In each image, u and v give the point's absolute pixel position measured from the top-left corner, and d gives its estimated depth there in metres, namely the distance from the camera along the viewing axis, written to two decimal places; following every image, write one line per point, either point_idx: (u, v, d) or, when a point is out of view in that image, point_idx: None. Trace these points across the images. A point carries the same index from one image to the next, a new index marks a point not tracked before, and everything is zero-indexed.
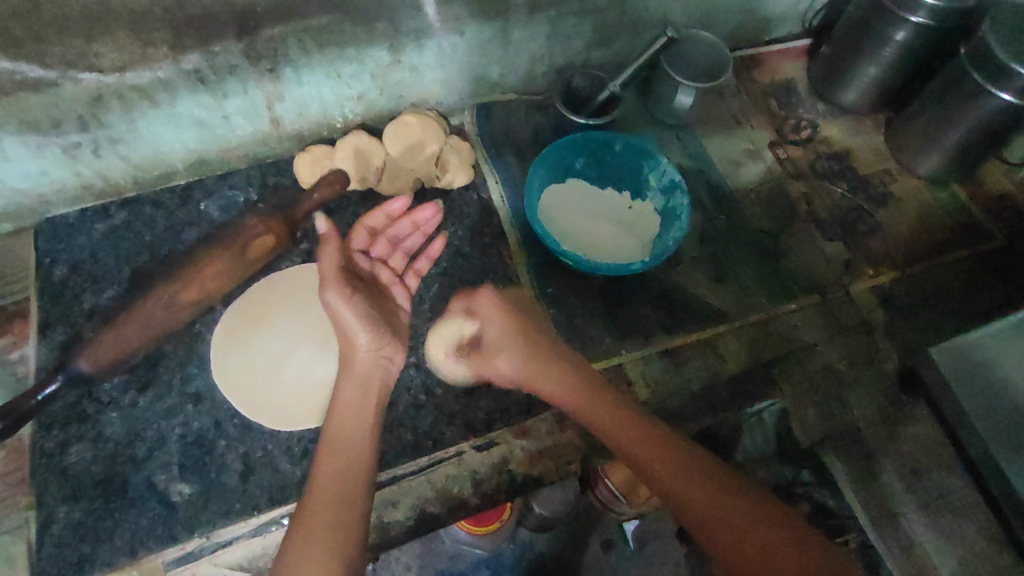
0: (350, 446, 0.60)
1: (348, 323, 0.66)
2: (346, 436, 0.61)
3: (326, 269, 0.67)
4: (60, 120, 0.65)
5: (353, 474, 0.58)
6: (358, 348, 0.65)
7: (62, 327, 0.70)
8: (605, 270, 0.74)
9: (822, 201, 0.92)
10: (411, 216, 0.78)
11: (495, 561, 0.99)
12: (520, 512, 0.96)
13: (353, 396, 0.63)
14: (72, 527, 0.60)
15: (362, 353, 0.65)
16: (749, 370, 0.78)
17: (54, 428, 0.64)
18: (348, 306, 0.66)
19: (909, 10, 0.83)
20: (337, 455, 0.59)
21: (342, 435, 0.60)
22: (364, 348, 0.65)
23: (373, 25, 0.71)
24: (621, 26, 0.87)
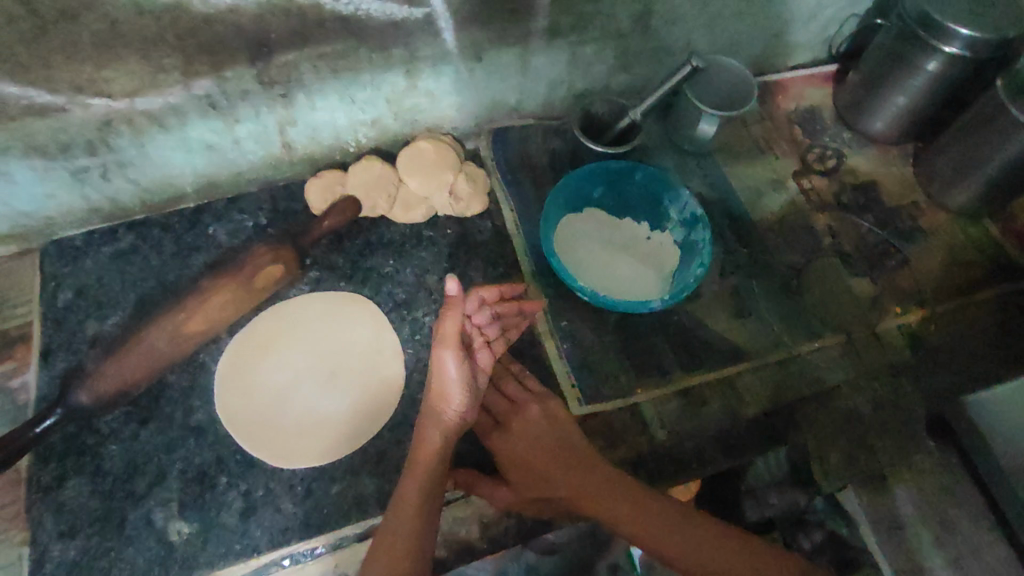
0: (423, 506, 0.58)
1: (454, 387, 0.60)
2: (419, 493, 0.59)
3: (447, 335, 0.59)
4: (69, 144, 0.65)
5: (421, 538, 0.57)
6: (453, 409, 0.60)
7: (64, 354, 0.68)
8: (621, 307, 0.72)
9: (847, 234, 0.89)
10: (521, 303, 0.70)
11: None
12: None
13: (434, 449, 0.60)
14: (67, 565, 0.59)
15: (450, 416, 0.60)
16: (767, 412, 0.75)
17: (53, 460, 0.63)
18: (457, 372, 0.60)
19: (942, 40, 0.80)
20: (409, 514, 0.58)
21: (416, 492, 0.59)
22: (458, 410, 0.61)
23: (390, 51, 0.69)
24: (642, 52, 0.84)
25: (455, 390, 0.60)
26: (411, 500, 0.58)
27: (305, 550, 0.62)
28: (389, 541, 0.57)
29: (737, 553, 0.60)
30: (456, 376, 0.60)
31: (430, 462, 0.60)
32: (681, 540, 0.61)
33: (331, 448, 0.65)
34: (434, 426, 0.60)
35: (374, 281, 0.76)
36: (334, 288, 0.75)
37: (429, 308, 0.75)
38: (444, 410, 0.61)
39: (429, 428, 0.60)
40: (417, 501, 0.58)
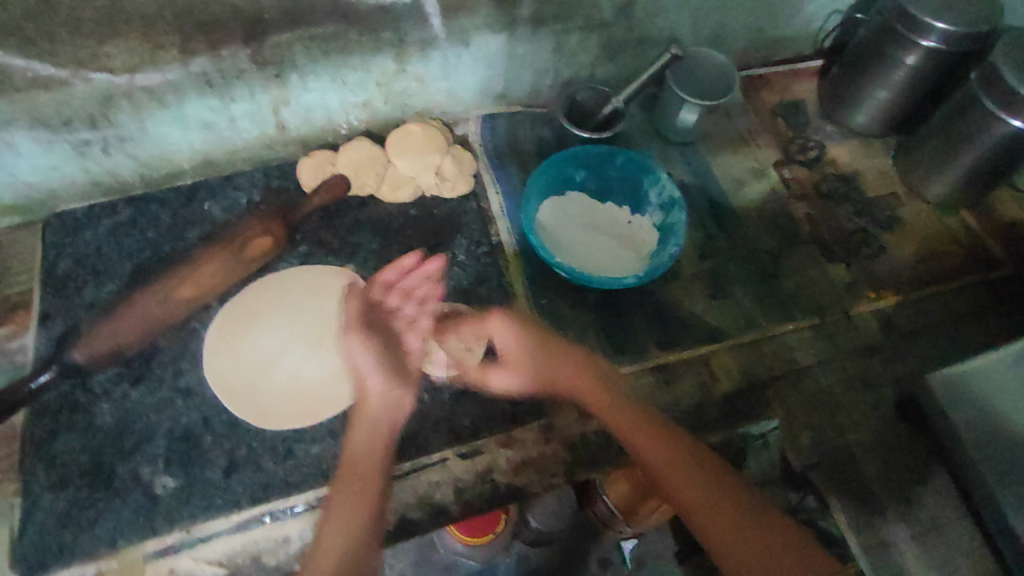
0: (364, 474, 0.63)
1: (365, 366, 0.68)
2: (360, 467, 0.63)
3: (348, 315, 0.71)
4: (71, 118, 0.68)
5: (361, 502, 0.62)
6: (372, 392, 0.67)
7: (62, 318, 0.72)
8: (597, 283, 0.74)
9: (826, 222, 0.91)
10: (421, 268, 0.74)
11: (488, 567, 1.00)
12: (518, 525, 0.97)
13: (370, 419, 0.66)
14: (57, 515, 0.61)
15: (373, 393, 0.67)
16: (741, 390, 0.78)
17: (47, 416, 0.66)
18: (364, 353, 0.69)
19: (920, 33, 0.83)
20: (352, 481, 0.62)
21: (358, 465, 0.63)
22: (377, 391, 0.67)
23: (379, 35, 0.72)
24: (627, 42, 0.87)
25: (366, 357, 0.69)
26: (353, 471, 0.63)
27: (284, 508, 0.64)
28: (339, 504, 0.62)
29: (711, 484, 0.63)
30: (359, 342, 0.70)
31: (368, 434, 0.65)
32: (684, 469, 0.63)
33: (315, 411, 0.68)
34: (368, 397, 0.67)
35: (361, 257, 0.79)
36: (322, 262, 0.77)
37: None
38: (366, 373, 0.68)
39: (364, 404, 0.67)
40: (360, 471, 0.63)
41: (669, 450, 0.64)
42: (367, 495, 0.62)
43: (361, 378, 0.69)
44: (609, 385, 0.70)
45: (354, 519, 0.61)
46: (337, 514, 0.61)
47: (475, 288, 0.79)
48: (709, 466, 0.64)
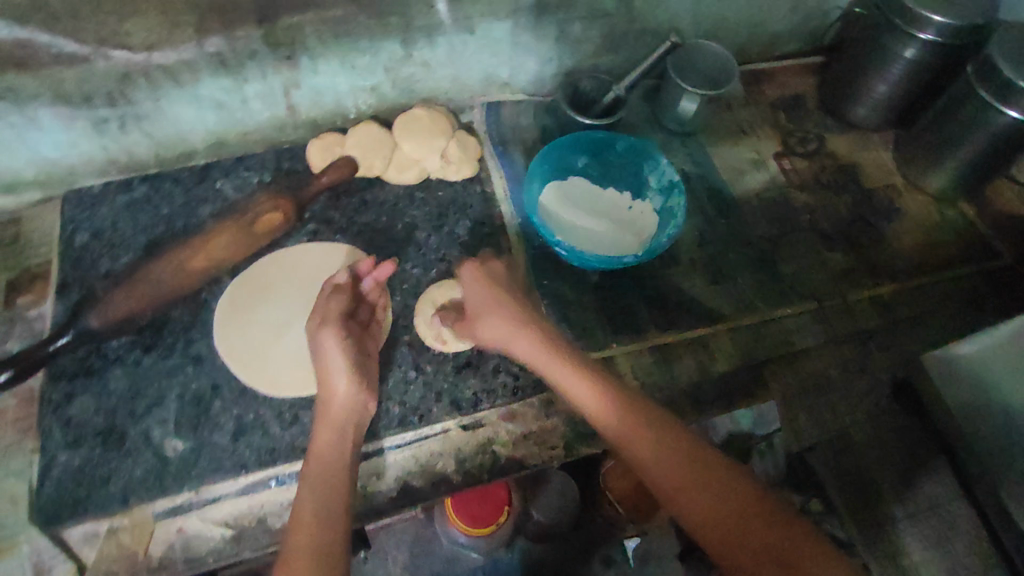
0: (336, 450, 0.60)
1: (337, 365, 0.64)
2: (333, 440, 0.60)
3: (330, 305, 0.67)
4: (91, 94, 0.71)
5: (335, 476, 0.57)
6: (339, 397, 0.63)
7: (78, 288, 0.74)
8: (597, 262, 0.76)
9: (825, 211, 0.92)
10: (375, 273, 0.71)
11: (491, 566, 1.01)
12: (519, 520, 0.97)
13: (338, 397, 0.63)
14: (71, 472, 0.64)
15: (340, 396, 0.63)
16: (738, 371, 0.79)
17: (63, 379, 0.68)
18: (338, 350, 0.65)
19: (917, 26, 0.84)
20: (325, 455, 0.59)
21: (328, 440, 0.60)
22: (344, 396, 0.63)
23: (387, 19, 0.75)
24: (628, 33, 0.89)
25: (336, 350, 0.65)
26: (324, 447, 0.60)
27: (288, 473, 0.66)
28: (312, 477, 0.57)
29: (693, 459, 0.57)
30: (336, 337, 0.65)
31: (338, 415, 0.62)
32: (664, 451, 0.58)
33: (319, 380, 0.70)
34: (336, 377, 0.64)
35: (368, 235, 0.81)
36: (329, 240, 0.79)
37: (418, 261, 0.80)
38: (338, 363, 0.64)
39: (329, 383, 0.64)
40: (332, 445, 0.60)
41: (642, 425, 0.60)
42: (341, 470, 0.58)
43: (326, 366, 0.64)
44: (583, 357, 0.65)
45: (330, 491, 0.56)
46: (310, 488, 0.56)
47: None
48: (689, 442, 0.59)
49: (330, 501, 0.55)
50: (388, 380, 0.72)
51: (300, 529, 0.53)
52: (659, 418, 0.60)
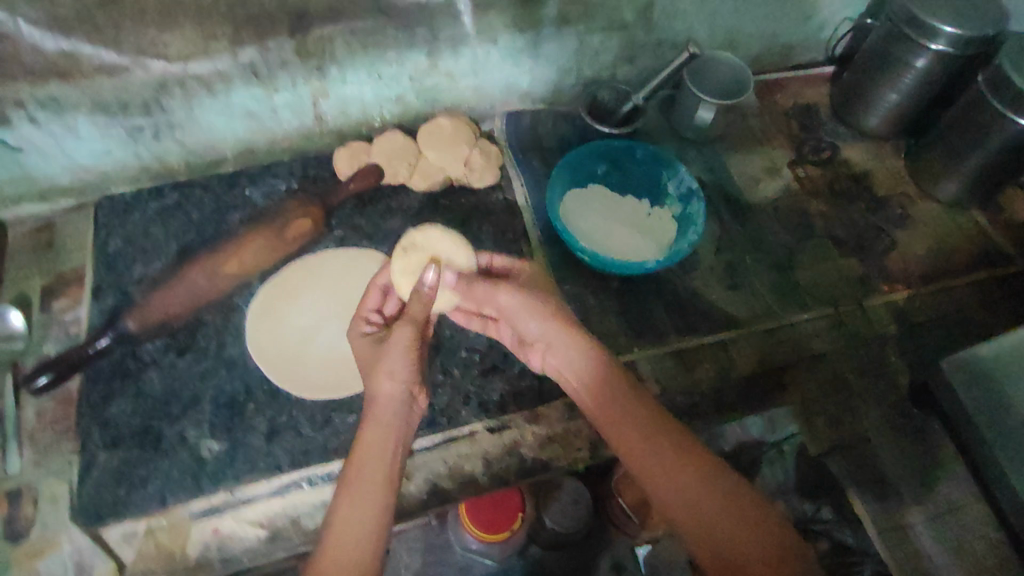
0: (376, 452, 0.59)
1: (398, 364, 0.63)
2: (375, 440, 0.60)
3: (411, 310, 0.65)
4: (128, 103, 0.73)
5: (375, 481, 0.57)
6: (388, 397, 0.62)
7: (113, 293, 0.76)
8: (620, 267, 0.77)
9: (840, 218, 0.94)
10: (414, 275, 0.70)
11: None
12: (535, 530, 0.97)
13: (390, 393, 0.62)
14: (110, 472, 0.65)
15: (389, 397, 0.62)
16: (757, 375, 0.80)
17: (100, 381, 0.70)
18: (399, 353, 0.63)
19: (929, 37, 0.86)
20: (367, 454, 0.59)
21: (372, 438, 0.60)
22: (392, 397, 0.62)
23: (414, 31, 0.77)
24: (646, 44, 0.91)
25: (400, 349, 0.63)
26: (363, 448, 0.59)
27: (320, 475, 0.67)
28: (351, 480, 0.57)
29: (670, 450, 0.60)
30: (407, 339, 0.63)
31: (385, 413, 0.61)
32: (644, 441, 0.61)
33: (349, 382, 0.72)
34: (385, 371, 0.63)
35: (394, 242, 0.82)
36: (356, 246, 0.81)
37: None
38: (399, 362, 0.63)
39: (382, 375, 0.62)
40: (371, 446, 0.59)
41: (631, 415, 0.63)
42: (379, 473, 0.58)
43: (387, 360, 0.63)
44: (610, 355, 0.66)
45: (372, 497, 0.56)
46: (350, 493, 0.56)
47: None
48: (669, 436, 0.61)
49: (369, 508, 0.55)
50: None
51: (340, 535, 0.54)
52: (646, 411, 0.63)
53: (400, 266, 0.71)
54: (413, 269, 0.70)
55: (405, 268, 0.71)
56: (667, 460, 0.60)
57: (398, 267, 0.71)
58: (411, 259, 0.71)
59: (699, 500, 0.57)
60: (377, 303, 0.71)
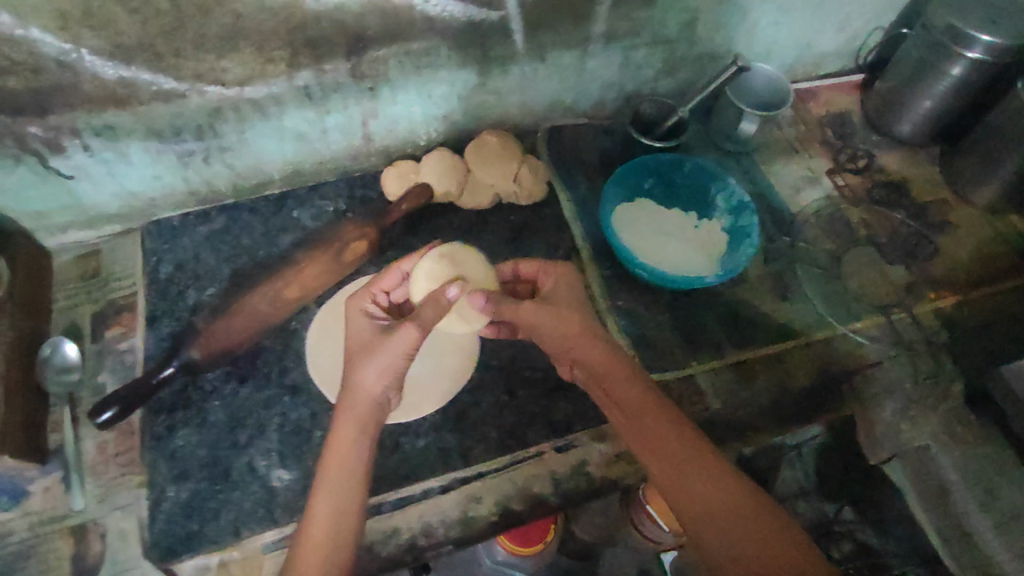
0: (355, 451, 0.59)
1: (388, 356, 0.61)
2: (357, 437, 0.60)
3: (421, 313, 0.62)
4: (181, 128, 0.72)
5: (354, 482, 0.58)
6: (365, 385, 0.61)
7: (168, 320, 0.75)
8: (679, 283, 0.77)
9: (881, 226, 0.95)
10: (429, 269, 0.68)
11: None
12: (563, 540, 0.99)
13: (374, 389, 0.61)
14: (181, 505, 0.65)
15: (369, 386, 0.61)
16: (818, 386, 0.81)
17: (163, 412, 0.69)
18: (393, 346, 0.61)
19: (965, 45, 0.87)
20: (349, 452, 0.59)
21: (353, 436, 0.60)
22: (371, 387, 0.61)
23: (467, 51, 0.76)
24: (688, 57, 0.91)
25: (398, 349, 0.61)
26: (345, 443, 0.59)
27: (394, 502, 0.68)
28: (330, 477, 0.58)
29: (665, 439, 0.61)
30: (411, 341, 0.60)
31: (362, 402, 0.61)
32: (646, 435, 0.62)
33: (416, 405, 0.71)
34: (373, 365, 0.61)
35: None
36: None
37: None
38: (394, 361, 0.61)
39: (368, 368, 0.61)
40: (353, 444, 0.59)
41: (633, 403, 0.63)
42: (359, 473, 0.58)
43: (379, 355, 0.61)
44: (616, 351, 0.67)
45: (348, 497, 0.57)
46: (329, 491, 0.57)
47: None
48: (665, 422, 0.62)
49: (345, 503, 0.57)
50: (481, 404, 0.73)
51: (313, 532, 0.55)
52: (645, 397, 0.63)
53: (427, 270, 0.68)
54: (434, 277, 0.67)
55: (427, 275, 0.68)
56: (675, 454, 0.60)
57: (423, 270, 0.68)
58: (437, 267, 0.69)
59: (702, 494, 0.58)
60: (392, 285, 0.70)
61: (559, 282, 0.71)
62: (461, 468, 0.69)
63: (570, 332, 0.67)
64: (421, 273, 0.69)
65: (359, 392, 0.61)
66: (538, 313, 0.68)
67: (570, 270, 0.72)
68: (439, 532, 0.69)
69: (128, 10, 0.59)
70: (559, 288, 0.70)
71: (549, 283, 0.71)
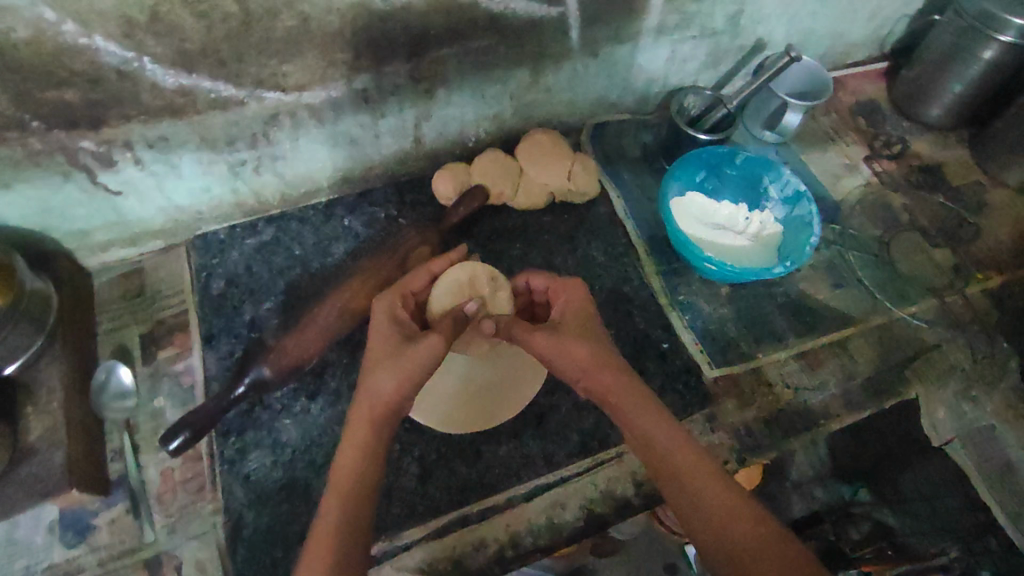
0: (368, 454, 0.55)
1: (412, 366, 0.56)
2: (367, 442, 0.56)
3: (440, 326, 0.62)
4: (236, 137, 0.69)
5: (363, 487, 0.54)
6: (379, 390, 0.57)
7: (227, 338, 0.72)
8: (748, 275, 0.77)
9: (922, 211, 0.96)
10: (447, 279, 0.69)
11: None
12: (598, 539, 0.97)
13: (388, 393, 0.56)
14: (262, 531, 0.62)
15: (380, 390, 0.57)
16: (882, 371, 0.81)
17: (233, 435, 0.67)
18: (417, 357, 0.57)
19: (999, 28, 0.86)
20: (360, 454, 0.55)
21: (366, 437, 0.56)
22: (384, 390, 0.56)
23: (523, 48, 0.75)
24: (729, 50, 0.91)
25: (421, 360, 0.57)
26: (357, 446, 0.56)
27: (478, 512, 0.66)
28: (339, 484, 0.54)
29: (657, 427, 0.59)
30: (432, 348, 0.57)
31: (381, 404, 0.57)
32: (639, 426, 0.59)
33: (485, 418, 0.69)
34: (391, 370, 0.57)
35: (506, 265, 0.82)
36: None
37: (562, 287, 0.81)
38: (416, 372, 0.57)
39: (387, 374, 0.57)
40: (362, 450, 0.55)
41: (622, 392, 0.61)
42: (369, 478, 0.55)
43: (400, 361, 0.57)
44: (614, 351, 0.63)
45: (358, 505, 0.53)
46: (338, 494, 0.54)
47: (621, 288, 0.83)
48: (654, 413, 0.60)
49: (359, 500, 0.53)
50: (560, 407, 0.73)
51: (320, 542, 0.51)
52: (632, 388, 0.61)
53: (445, 278, 0.69)
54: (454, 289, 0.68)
55: (443, 287, 0.68)
56: (663, 442, 0.58)
57: (446, 281, 0.69)
58: (458, 279, 0.69)
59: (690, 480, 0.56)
60: (420, 286, 0.68)
61: (568, 297, 0.67)
62: (544, 472, 0.69)
63: (587, 346, 0.61)
64: (439, 282, 0.68)
65: (370, 397, 0.57)
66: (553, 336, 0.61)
67: (582, 289, 0.67)
68: (526, 541, 0.66)
69: (194, 14, 0.56)
70: (571, 311, 0.65)
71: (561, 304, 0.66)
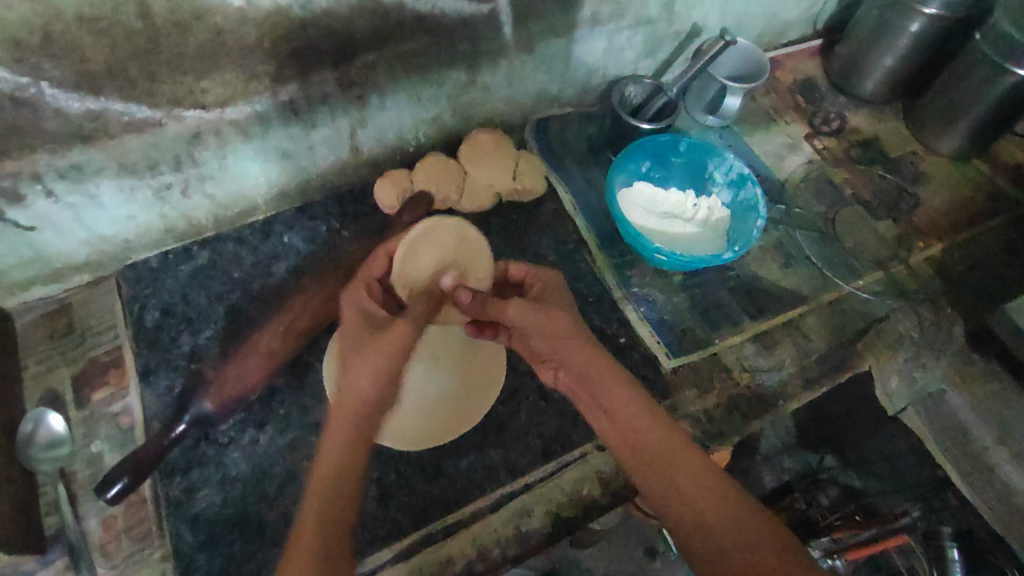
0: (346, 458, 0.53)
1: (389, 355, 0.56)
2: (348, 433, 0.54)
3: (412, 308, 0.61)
4: (157, 160, 0.65)
5: (344, 498, 0.51)
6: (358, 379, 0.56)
7: (165, 372, 0.69)
8: (697, 263, 0.77)
9: (863, 184, 0.98)
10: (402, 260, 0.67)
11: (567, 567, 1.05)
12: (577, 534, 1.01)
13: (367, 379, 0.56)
14: (216, 572, 0.59)
15: (359, 381, 0.56)
16: (834, 344, 0.82)
17: (177, 474, 0.63)
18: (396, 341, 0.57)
19: (923, 1, 0.87)
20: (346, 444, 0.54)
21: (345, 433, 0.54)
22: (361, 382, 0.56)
23: (455, 47, 0.73)
24: (666, 37, 0.91)
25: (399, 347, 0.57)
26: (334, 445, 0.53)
27: (442, 529, 0.64)
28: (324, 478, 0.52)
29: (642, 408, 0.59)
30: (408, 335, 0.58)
31: (353, 391, 0.55)
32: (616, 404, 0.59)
33: (450, 427, 0.68)
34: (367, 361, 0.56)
35: None
36: None
37: None
38: (392, 363, 0.57)
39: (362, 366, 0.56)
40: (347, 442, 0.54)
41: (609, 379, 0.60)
42: (349, 485, 0.52)
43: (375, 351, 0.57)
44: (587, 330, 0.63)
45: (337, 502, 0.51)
46: (317, 495, 0.51)
47: (574, 286, 0.82)
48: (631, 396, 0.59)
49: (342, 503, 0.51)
50: (519, 413, 0.71)
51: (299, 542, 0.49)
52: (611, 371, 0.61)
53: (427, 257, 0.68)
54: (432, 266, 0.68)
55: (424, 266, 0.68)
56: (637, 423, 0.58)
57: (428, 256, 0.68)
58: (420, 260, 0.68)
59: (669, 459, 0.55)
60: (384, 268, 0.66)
61: (545, 285, 0.67)
62: (508, 480, 0.67)
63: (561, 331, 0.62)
64: (421, 245, 0.68)
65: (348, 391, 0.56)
66: (526, 314, 0.62)
67: (554, 277, 0.68)
68: (495, 554, 0.64)
69: (94, 33, 0.52)
70: (547, 292, 0.66)
71: (536, 287, 0.67)
